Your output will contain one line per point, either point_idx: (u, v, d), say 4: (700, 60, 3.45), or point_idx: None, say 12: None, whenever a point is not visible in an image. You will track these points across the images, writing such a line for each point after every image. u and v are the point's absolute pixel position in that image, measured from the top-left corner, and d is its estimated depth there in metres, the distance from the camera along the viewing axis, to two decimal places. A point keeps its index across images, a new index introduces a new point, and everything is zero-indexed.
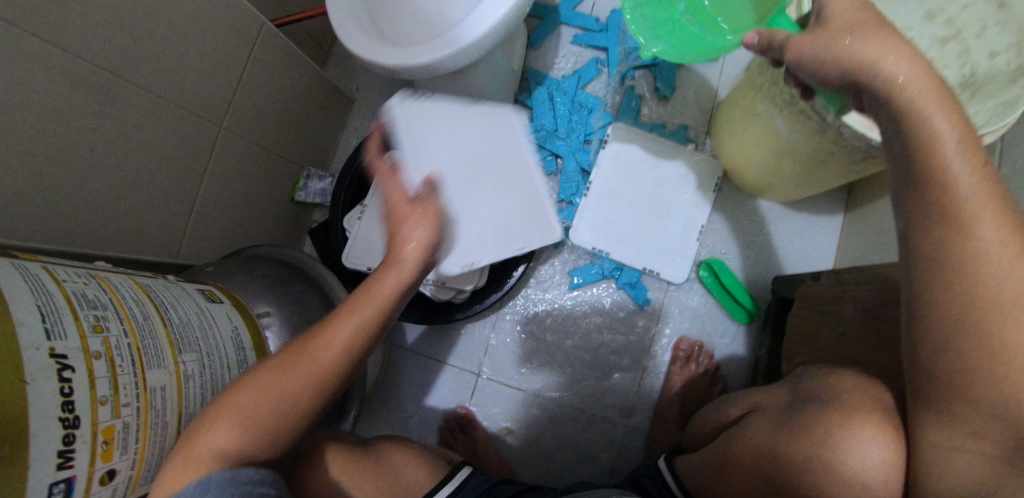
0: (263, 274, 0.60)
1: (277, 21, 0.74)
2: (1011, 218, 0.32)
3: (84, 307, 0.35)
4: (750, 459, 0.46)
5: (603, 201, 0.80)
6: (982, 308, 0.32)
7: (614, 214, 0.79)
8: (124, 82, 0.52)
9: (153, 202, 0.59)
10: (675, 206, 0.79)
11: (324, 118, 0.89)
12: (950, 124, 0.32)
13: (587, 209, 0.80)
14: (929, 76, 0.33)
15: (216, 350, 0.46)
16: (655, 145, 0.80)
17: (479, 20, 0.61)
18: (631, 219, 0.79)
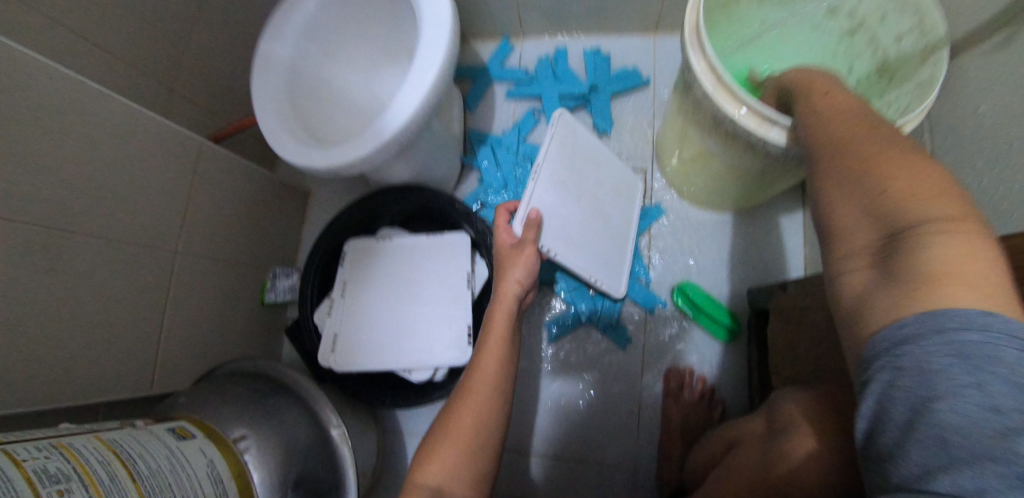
0: (236, 394, 0.60)
1: (216, 135, 0.77)
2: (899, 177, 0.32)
3: (47, 483, 0.36)
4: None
5: (554, 191, 0.68)
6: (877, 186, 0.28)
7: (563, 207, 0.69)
8: (67, 235, 0.53)
9: (115, 341, 0.60)
10: (614, 212, 0.77)
11: (283, 215, 0.91)
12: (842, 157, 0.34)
13: (533, 201, 0.65)
14: None
15: (191, 490, 0.45)
16: (593, 143, 0.75)
17: (404, 106, 0.63)
18: (578, 220, 0.72)
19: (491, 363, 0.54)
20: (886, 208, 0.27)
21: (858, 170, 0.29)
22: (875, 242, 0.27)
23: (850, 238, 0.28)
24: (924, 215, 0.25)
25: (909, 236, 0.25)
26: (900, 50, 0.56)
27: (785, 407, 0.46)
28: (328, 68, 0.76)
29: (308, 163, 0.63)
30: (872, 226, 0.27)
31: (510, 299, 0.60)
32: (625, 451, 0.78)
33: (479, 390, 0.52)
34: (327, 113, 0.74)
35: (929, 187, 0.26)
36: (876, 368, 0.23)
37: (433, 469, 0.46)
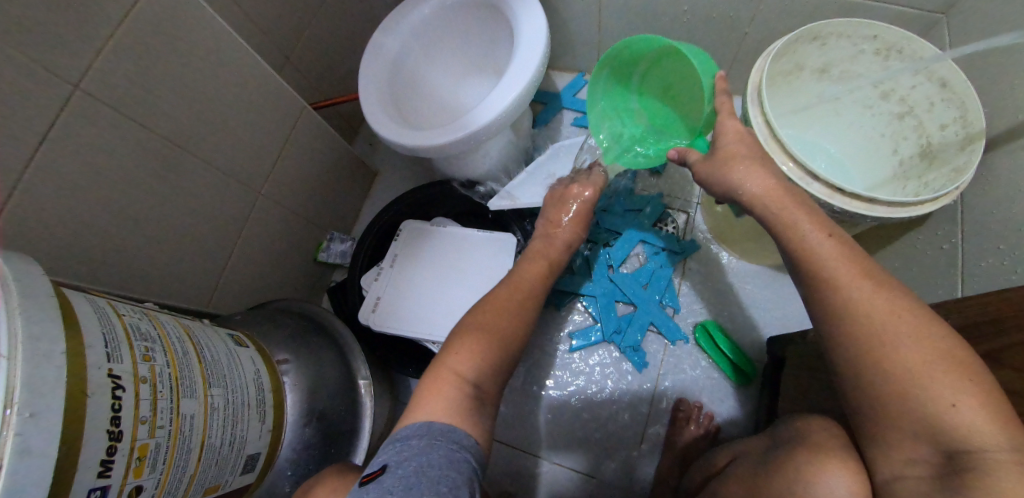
0: (285, 324, 0.66)
1: (316, 105, 0.88)
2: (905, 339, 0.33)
3: (138, 338, 0.40)
4: None
5: None
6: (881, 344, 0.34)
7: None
8: (188, 154, 0.62)
9: (194, 255, 0.66)
10: None
11: (350, 186, 1.00)
12: None
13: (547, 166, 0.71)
14: None
15: (239, 388, 0.50)
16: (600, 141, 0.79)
17: (487, 108, 0.71)
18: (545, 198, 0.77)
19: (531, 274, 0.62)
20: (921, 401, 0.31)
21: (889, 357, 0.33)
22: (929, 453, 0.31)
23: (902, 444, 0.33)
24: (970, 426, 0.29)
25: (968, 462, 0.29)
26: (943, 137, 0.62)
27: (787, 427, 0.48)
28: (423, 67, 0.86)
29: (397, 140, 0.71)
30: (921, 443, 0.31)
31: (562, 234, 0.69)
32: (621, 464, 0.80)
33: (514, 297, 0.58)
34: (416, 103, 0.83)
35: (972, 398, 0.30)
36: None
37: (470, 358, 0.48)
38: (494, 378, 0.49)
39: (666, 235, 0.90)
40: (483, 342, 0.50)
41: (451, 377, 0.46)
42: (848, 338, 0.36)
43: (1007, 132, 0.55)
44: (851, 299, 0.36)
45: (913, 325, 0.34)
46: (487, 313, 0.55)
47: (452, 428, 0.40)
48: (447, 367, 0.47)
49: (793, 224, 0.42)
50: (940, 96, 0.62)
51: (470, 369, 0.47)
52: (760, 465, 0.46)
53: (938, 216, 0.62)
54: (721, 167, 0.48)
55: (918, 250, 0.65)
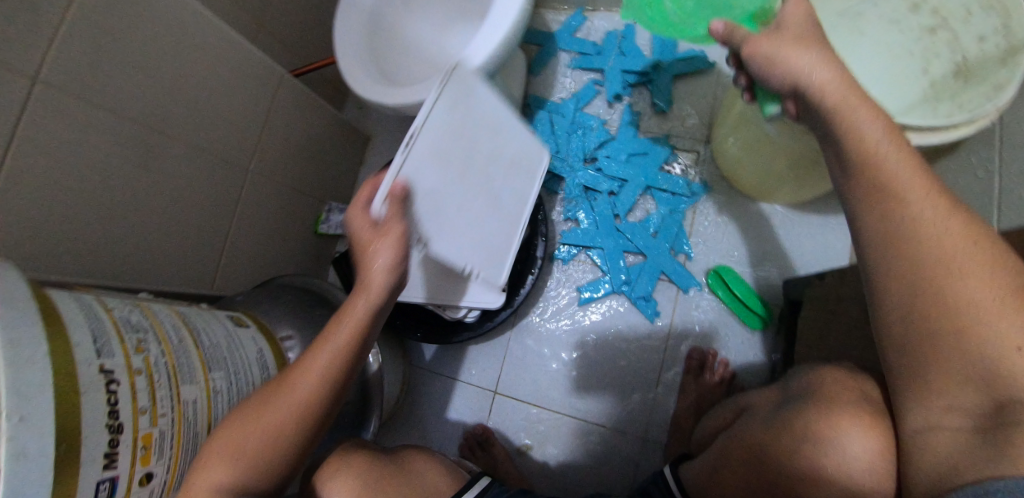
0: (288, 301, 0.65)
1: (295, 70, 0.83)
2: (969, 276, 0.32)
3: (129, 330, 0.40)
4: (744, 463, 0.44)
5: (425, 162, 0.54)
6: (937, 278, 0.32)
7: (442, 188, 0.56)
8: (166, 137, 0.60)
9: (188, 238, 0.66)
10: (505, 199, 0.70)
11: (343, 154, 0.97)
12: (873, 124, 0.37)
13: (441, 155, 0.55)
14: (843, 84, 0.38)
15: (241, 369, 0.50)
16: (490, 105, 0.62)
17: (473, 55, 0.65)
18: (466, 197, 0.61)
19: (324, 356, 0.46)
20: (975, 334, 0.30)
21: (955, 301, 0.31)
22: (974, 403, 0.30)
23: (941, 384, 0.32)
24: None
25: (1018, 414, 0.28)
26: (981, 51, 0.56)
27: (798, 380, 0.46)
28: (404, 18, 0.80)
29: (381, 99, 0.67)
30: (976, 394, 0.30)
31: (369, 296, 0.47)
32: (639, 420, 0.79)
33: (306, 381, 0.45)
34: (399, 59, 0.78)
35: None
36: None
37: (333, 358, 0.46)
38: (269, 477, 0.45)
39: (675, 179, 0.85)
40: (247, 442, 0.43)
41: (210, 485, 0.42)
42: (916, 265, 0.33)
43: None
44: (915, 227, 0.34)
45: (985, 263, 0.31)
46: (247, 415, 0.44)
47: None
48: (196, 479, 0.41)
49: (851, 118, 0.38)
50: None
51: (229, 474, 0.42)
52: (769, 424, 0.44)
53: (975, 141, 0.57)
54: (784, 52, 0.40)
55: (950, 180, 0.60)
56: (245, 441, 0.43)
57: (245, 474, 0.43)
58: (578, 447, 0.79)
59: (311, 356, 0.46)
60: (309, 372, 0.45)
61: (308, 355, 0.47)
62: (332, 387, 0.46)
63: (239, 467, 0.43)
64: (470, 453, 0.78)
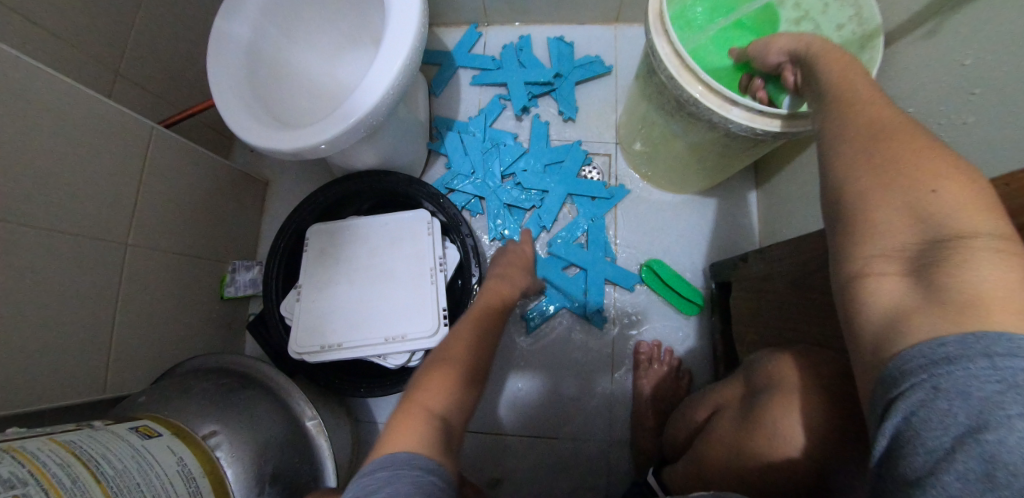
0: (202, 389, 0.57)
1: (167, 121, 0.72)
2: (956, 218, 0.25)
3: (0, 489, 0.33)
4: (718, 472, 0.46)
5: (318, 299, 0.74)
6: (952, 230, 0.25)
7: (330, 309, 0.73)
8: (9, 225, 0.49)
9: (63, 341, 0.55)
10: (409, 267, 0.75)
11: (242, 205, 0.87)
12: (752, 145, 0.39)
13: (373, 311, 0.73)
14: None
15: (161, 489, 0.43)
16: (353, 229, 0.78)
17: (370, 89, 0.61)
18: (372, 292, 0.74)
19: (430, 385, 0.50)
20: (927, 218, 0.26)
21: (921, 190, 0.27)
22: (906, 262, 0.26)
23: (875, 250, 0.27)
24: (970, 230, 0.25)
25: (942, 272, 0.24)
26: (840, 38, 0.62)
27: (758, 368, 0.49)
28: (289, 52, 0.73)
29: (275, 146, 0.60)
30: (905, 241, 0.26)
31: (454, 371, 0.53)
32: (599, 424, 0.81)
33: (439, 376, 0.51)
34: (290, 96, 0.71)
35: (960, 186, 0.26)
36: (905, 389, 0.22)
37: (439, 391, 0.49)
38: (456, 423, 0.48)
39: (594, 184, 0.87)
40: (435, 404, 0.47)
41: (421, 417, 0.45)
42: (862, 177, 0.29)
43: (901, 26, 0.57)
44: (874, 155, 0.30)
45: (935, 159, 0.28)
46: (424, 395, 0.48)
47: (403, 456, 0.39)
48: (418, 411, 0.46)
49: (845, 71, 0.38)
50: None
51: (436, 417, 0.46)
52: (742, 419, 0.46)
53: None
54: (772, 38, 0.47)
55: None
56: (426, 409, 0.46)
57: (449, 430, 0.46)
58: (546, 464, 0.80)
59: (440, 373, 0.52)
60: (442, 380, 0.51)
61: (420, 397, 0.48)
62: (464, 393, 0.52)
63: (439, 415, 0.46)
64: None
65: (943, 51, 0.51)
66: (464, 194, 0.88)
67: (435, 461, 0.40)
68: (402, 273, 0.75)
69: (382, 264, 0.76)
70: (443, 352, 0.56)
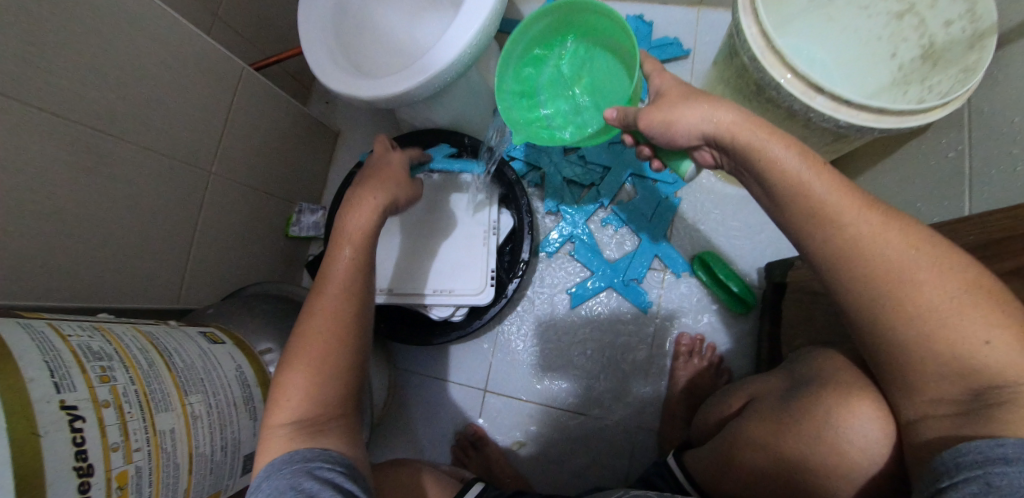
0: (263, 310, 0.62)
1: (255, 65, 0.78)
2: (993, 337, 0.30)
3: (90, 359, 0.37)
4: (760, 461, 0.45)
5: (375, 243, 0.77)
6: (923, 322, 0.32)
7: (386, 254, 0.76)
8: (115, 138, 0.55)
9: (147, 249, 0.61)
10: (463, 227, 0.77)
11: (312, 151, 0.92)
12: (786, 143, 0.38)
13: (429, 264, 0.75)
14: (745, 120, 0.40)
15: (222, 390, 0.48)
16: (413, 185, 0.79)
17: (445, 48, 0.62)
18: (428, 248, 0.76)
19: (296, 367, 0.45)
20: (970, 367, 0.31)
21: (921, 309, 0.32)
22: (953, 391, 0.32)
23: (917, 375, 0.33)
24: (1003, 364, 0.30)
25: (996, 396, 0.30)
26: (948, 36, 0.57)
27: (807, 363, 0.47)
28: (374, 6, 0.75)
29: (352, 94, 0.63)
30: (954, 382, 0.32)
31: (320, 340, 0.46)
32: (629, 410, 0.80)
33: (311, 344, 0.46)
34: (369, 50, 0.73)
35: (1005, 337, 0.30)
36: (959, 478, 0.27)
37: (291, 400, 0.44)
38: (331, 405, 0.45)
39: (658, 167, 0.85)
40: (295, 388, 0.44)
41: (275, 424, 0.43)
42: (898, 324, 0.33)
43: (1023, 24, 0.52)
44: (907, 300, 0.33)
45: (977, 303, 0.31)
46: (281, 390, 0.45)
47: (293, 452, 0.41)
48: (272, 416, 0.44)
49: (765, 152, 0.38)
50: None
51: (288, 416, 0.43)
52: (783, 405, 0.45)
53: (944, 123, 0.60)
54: (676, 118, 0.43)
55: (917, 159, 0.64)
56: (297, 394, 0.44)
57: (314, 413, 0.44)
58: (573, 439, 0.80)
59: (306, 346, 0.46)
60: (298, 359, 0.46)
61: (280, 389, 0.45)
62: (332, 366, 0.46)
63: (299, 407, 0.44)
64: (463, 455, 0.78)
65: None
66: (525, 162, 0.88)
67: (332, 455, 0.42)
68: (459, 232, 0.76)
69: (439, 222, 0.77)
70: (298, 352, 0.46)
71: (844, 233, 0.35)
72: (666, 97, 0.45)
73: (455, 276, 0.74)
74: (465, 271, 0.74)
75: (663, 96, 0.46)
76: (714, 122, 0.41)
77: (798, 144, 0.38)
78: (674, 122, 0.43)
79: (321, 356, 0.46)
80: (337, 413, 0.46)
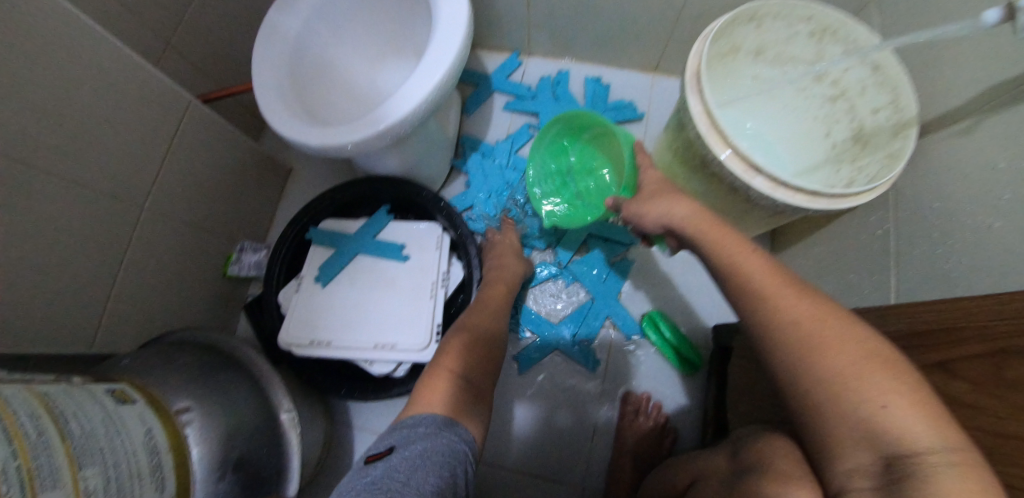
0: (185, 363, 0.57)
1: (206, 98, 0.75)
2: (897, 404, 0.29)
3: None
4: None
5: (318, 294, 0.75)
6: (836, 387, 0.32)
7: (329, 305, 0.74)
8: (37, 172, 0.51)
9: (62, 291, 0.56)
10: (405, 277, 0.75)
11: (261, 187, 0.89)
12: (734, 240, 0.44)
13: (371, 317, 0.73)
14: (703, 214, 0.47)
15: (124, 459, 0.43)
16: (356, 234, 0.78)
17: (404, 99, 0.62)
18: (370, 299, 0.74)
19: (456, 341, 0.55)
20: (878, 439, 0.29)
21: (831, 375, 0.32)
22: (867, 463, 0.30)
23: (832, 444, 0.32)
24: (906, 429, 0.28)
25: (904, 469, 0.28)
26: (875, 121, 0.62)
27: (752, 445, 0.48)
28: (334, 51, 0.75)
29: (302, 139, 0.61)
30: (865, 450, 0.30)
31: (473, 327, 0.58)
32: (579, 468, 0.78)
33: (473, 326, 0.58)
34: (326, 94, 0.73)
35: (902, 402, 0.29)
36: None
37: (459, 358, 0.52)
38: (482, 381, 0.53)
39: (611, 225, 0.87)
40: (457, 354, 0.53)
41: (444, 370, 0.50)
42: (810, 390, 0.33)
43: (937, 118, 0.57)
44: (812, 366, 0.33)
45: (872, 368, 0.31)
46: (448, 348, 0.54)
47: (433, 415, 0.43)
48: (439, 366, 0.51)
49: (714, 243, 0.44)
50: (872, 79, 0.61)
51: (461, 370, 0.51)
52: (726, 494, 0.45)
53: (873, 202, 0.64)
54: (646, 210, 0.52)
55: (850, 233, 0.68)
56: (465, 354, 0.53)
57: (476, 383, 0.52)
58: None
59: (456, 333, 0.57)
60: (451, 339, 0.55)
61: (439, 356, 0.53)
62: (479, 352, 0.55)
63: (470, 370, 0.52)
64: None
65: (975, 150, 0.50)
66: (483, 212, 0.88)
67: (470, 430, 0.44)
68: (404, 282, 0.75)
69: (384, 273, 0.76)
70: (455, 333, 0.57)
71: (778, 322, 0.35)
72: (647, 191, 0.55)
73: (397, 329, 0.72)
74: (407, 324, 0.72)
75: (643, 190, 0.56)
76: (673, 215, 0.49)
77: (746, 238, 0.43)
78: (645, 214, 0.52)
79: (463, 341, 0.55)
80: (484, 386, 0.53)
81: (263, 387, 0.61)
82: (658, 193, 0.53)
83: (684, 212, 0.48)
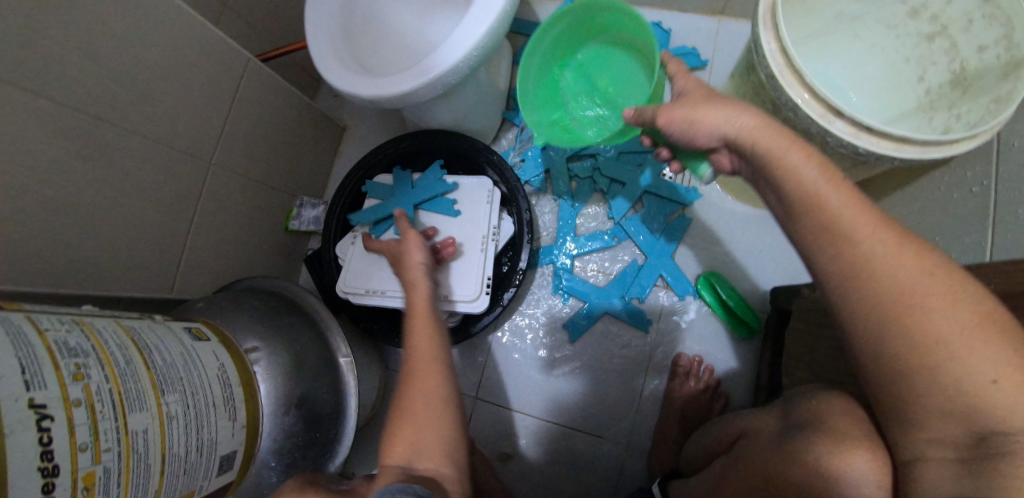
0: (252, 307, 0.61)
1: (263, 56, 0.77)
2: (1008, 381, 0.28)
3: (65, 355, 0.37)
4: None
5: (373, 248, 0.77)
6: (931, 360, 0.30)
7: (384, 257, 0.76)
8: (116, 127, 0.55)
9: (145, 238, 0.61)
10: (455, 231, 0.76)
11: (316, 146, 0.91)
12: (801, 156, 0.37)
13: None
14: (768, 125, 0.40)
15: (200, 389, 0.47)
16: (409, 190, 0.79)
17: (451, 49, 0.61)
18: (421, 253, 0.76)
19: (412, 397, 0.47)
20: (974, 416, 0.29)
21: (929, 340, 0.30)
22: (958, 434, 0.29)
23: (918, 412, 0.31)
24: (1013, 408, 0.28)
25: (1003, 444, 0.28)
26: (979, 62, 0.54)
27: (801, 403, 0.45)
28: (384, 4, 0.74)
29: (354, 92, 0.62)
30: (957, 424, 0.29)
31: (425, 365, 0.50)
32: (622, 426, 0.78)
33: (430, 370, 0.49)
34: (376, 48, 0.72)
35: (1017, 377, 0.28)
36: None
37: (412, 434, 0.44)
38: (447, 446, 0.45)
39: (665, 183, 0.82)
40: (417, 422, 0.45)
41: (395, 459, 0.43)
42: (903, 357, 0.31)
43: None
44: (913, 327, 0.30)
45: (986, 335, 0.29)
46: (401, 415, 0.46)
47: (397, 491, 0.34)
48: (388, 455, 0.43)
49: (782, 160, 0.38)
50: (982, 12, 0.53)
51: (410, 454, 0.43)
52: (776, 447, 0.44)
53: (970, 155, 0.57)
54: (699, 118, 0.44)
55: (941, 191, 0.61)
56: (416, 424, 0.45)
57: (440, 454, 0.44)
58: (562, 454, 0.78)
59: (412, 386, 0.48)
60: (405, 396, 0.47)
61: (396, 426, 0.45)
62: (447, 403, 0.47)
63: (427, 435, 0.45)
64: None
65: None
66: (533, 169, 0.86)
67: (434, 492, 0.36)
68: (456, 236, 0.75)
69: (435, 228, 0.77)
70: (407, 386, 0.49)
71: (872, 268, 0.32)
72: (689, 98, 0.46)
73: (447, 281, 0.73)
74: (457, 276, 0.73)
75: (685, 98, 0.47)
76: (735, 125, 0.41)
77: (815, 154, 0.38)
78: (695, 123, 0.44)
79: (419, 395, 0.47)
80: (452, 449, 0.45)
81: (323, 331, 0.65)
82: (706, 99, 0.45)
83: (744, 123, 0.41)
